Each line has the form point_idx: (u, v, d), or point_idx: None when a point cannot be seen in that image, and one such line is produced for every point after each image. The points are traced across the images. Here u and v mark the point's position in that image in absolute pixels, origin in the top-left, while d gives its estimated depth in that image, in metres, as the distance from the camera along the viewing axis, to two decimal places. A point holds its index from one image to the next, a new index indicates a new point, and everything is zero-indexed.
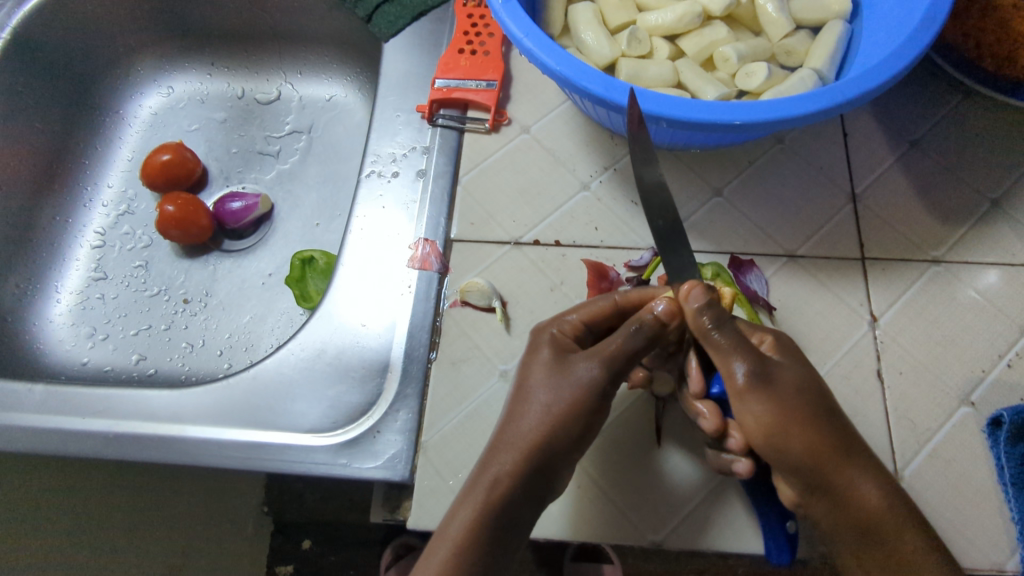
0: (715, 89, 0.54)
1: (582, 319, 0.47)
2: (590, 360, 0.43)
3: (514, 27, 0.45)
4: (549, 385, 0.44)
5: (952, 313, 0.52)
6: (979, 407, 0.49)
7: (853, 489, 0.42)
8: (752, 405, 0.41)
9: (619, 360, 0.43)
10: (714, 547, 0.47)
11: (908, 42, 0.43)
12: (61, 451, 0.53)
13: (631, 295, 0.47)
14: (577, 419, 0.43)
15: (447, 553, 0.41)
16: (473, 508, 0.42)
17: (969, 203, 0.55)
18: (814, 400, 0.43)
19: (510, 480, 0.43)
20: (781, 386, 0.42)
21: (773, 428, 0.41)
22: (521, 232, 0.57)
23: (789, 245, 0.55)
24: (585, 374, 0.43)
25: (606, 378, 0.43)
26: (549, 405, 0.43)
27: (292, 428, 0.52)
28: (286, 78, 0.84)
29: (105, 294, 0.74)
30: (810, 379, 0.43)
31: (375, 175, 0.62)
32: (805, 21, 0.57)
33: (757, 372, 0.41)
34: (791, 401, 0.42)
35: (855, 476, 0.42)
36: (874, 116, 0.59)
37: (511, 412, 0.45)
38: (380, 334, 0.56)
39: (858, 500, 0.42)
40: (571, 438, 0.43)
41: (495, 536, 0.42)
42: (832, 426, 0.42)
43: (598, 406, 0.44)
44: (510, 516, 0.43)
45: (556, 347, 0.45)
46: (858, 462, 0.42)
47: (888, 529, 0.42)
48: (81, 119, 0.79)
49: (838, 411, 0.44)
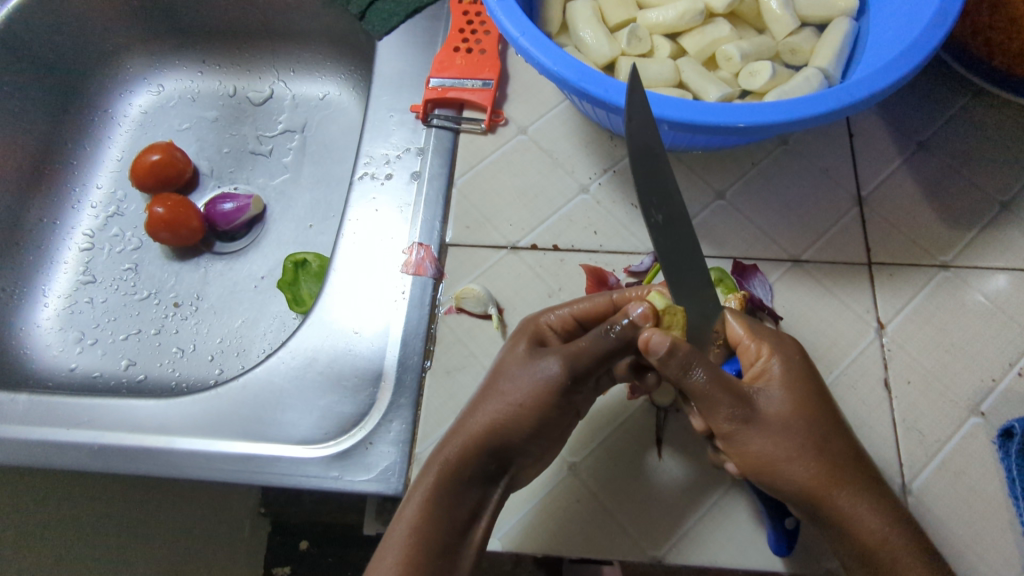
0: (718, 90, 0.52)
1: (572, 313, 0.47)
2: (557, 355, 0.43)
3: (510, 26, 0.44)
4: (517, 372, 0.44)
5: (962, 320, 0.50)
6: (989, 417, 0.47)
7: (855, 521, 0.40)
8: (742, 443, 0.40)
9: (584, 358, 0.42)
10: (709, 563, 0.45)
11: (923, 35, 0.42)
12: (46, 465, 0.51)
13: (628, 295, 0.47)
14: (535, 412, 0.42)
15: (404, 530, 0.40)
16: (426, 489, 0.42)
17: (978, 207, 0.54)
18: (811, 428, 0.41)
19: (458, 459, 0.43)
20: (767, 421, 0.41)
21: (763, 464, 0.40)
22: (517, 237, 0.56)
23: (795, 250, 0.53)
24: (548, 367, 0.43)
25: (567, 374, 0.42)
26: (513, 397, 0.43)
27: (283, 440, 0.51)
28: (278, 76, 0.82)
29: (93, 298, 0.72)
30: (807, 407, 0.41)
31: (368, 177, 0.60)
32: (811, 18, 0.55)
33: (736, 411, 0.40)
34: (782, 432, 0.40)
35: (858, 509, 0.40)
36: (880, 116, 0.58)
37: (477, 401, 0.45)
38: (373, 340, 0.54)
39: (859, 533, 0.40)
40: (522, 431, 0.42)
41: (448, 518, 0.41)
42: (832, 459, 0.41)
43: (561, 405, 0.43)
44: (464, 499, 0.42)
45: (539, 336, 0.46)
46: (861, 493, 0.40)
47: (892, 564, 0.39)
48: (68, 118, 0.77)
49: (844, 436, 0.42)
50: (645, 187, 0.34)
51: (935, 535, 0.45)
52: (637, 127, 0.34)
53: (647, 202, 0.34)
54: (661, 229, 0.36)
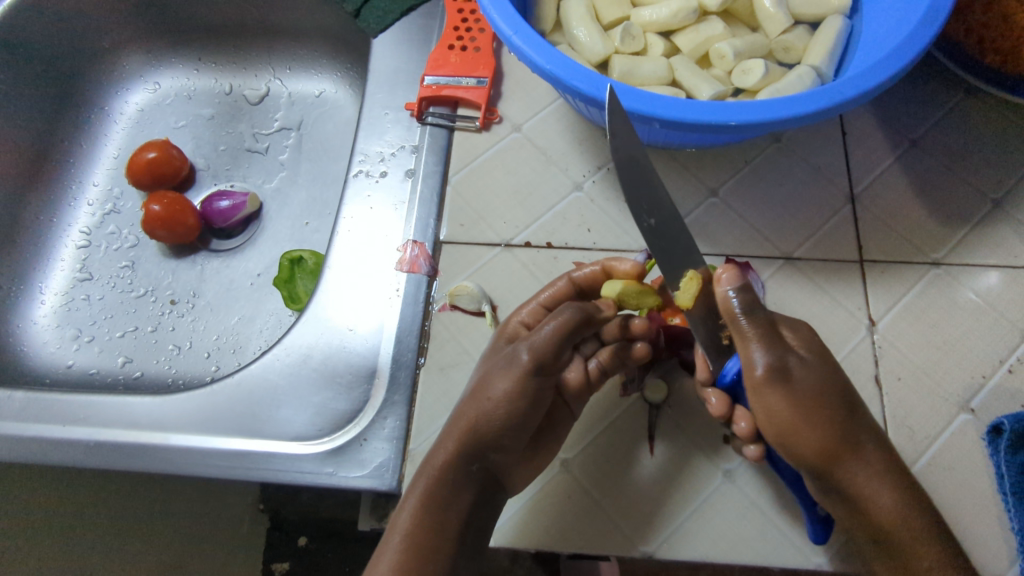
0: (711, 87, 0.52)
1: (541, 303, 0.48)
2: (525, 343, 0.44)
3: (503, 23, 0.44)
4: (493, 368, 0.45)
5: (952, 316, 0.51)
6: (979, 413, 0.48)
7: (870, 493, 0.41)
8: (771, 399, 0.41)
9: (548, 338, 0.44)
10: (700, 558, 0.46)
11: (911, 37, 0.42)
12: (42, 461, 0.51)
13: (585, 272, 0.48)
14: (509, 403, 0.43)
15: (396, 541, 0.40)
16: (417, 495, 0.42)
17: (971, 204, 0.54)
18: (836, 400, 0.42)
19: (444, 465, 0.43)
20: (799, 386, 0.41)
21: (789, 423, 0.41)
22: (512, 234, 0.56)
23: (787, 247, 0.54)
24: (517, 356, 0.44)
25: (534, 358, 0.44)
26: (490, 391, 0.44)
27: (277, 436, 0.51)
28: (275, 73, 0.82)
29: (90, 295, 0.72)
30: (836, 375, 0.43)
31: (363, 175, 0.60)
32: (803, 17, 0.55)
33: (777, 365, 0.41)
34: (811, 399, 0.41)
35: (875, 483, 0.41)
36: (873, 113, 0.58)
37: (463, 403, 0.45)
38: (367, 337, 0.54)
39: (876, 507, 0.41)
40: (503, 423, 0.43)
41: (440, 519, 0.41)
42: (853, 431, 0.42)
43: (536, 391, 0.44)
44: (455, 502, 0.42)
45: (512, 335, 0.48)
46: (879, 465, 0.41)
47: (903, 539, 0.40)
48: (64, 116, 0.77)
49: (864, 413, 0.43)
50: (635, 197, 0.37)
51: None
52: (622, 142, 0.37)
53: (637, 209, 0.37)
54: (653, 232, 0.39)
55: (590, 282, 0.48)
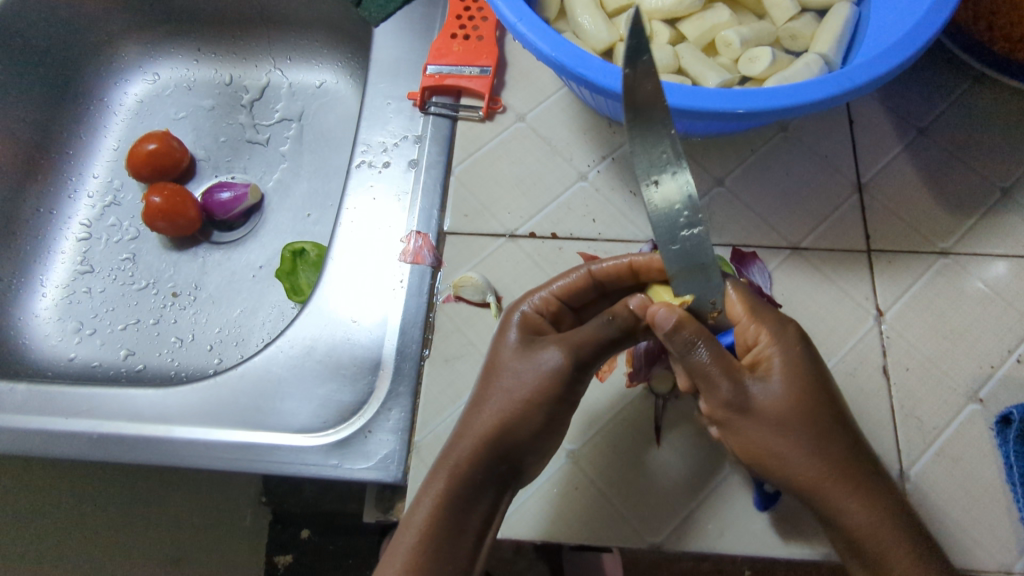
0: (717, 75, 0.51)
1: (555, 294, 0.47)
2: (558, 345, 0.43)
3: (508, 11, 0.43)
4: (518, 367, 0.44)
5: (960, 306, 0.50)
6: (988, 403, 0.48)
7: (844, 509, 0.39)
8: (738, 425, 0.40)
9: (587, 348, 0.42)
10: (712, 549, 0.46)
11: (919, 26, 0.41)
12: (46, 454, 0.51)
13: (607, 266, 0.46)
14: (540, 405, 0.43)
15: (409, 543, 0.40)
16: (434, 495, 0.41)
17: (980, 193, 0.54)
18: (807, 417, 0.40)
19: (466, 463, 0.42)
20: (762, 406, 0.40)
21: (750, 448, 0.40)
22: (516, 225, 0.56)
23: (794, 237, 0.53)
24: (550, 358, 0.43)
25: (569, 362, 0.42)
26: (515, 391, 0.43)
27: (282, 428, 0.51)
28: (275, 64, 0.82)
29: (91, 288, 0.72)
30: (810, 388, 0.41)
31: (365, 165, 0.59)
32: (810, 4, 0.54)
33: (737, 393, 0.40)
34: (776, 421, 0.40)
35: (850, 500, 0.39)
36: (881, 102, 0.57)
37: (479, 399, 0.45)
38: (371, 329, 0.54)
39: (850, 522, 0.39)
40: (529, 423, 0.43)
41: (460, 523, 0.41)
42: (826, 444, 0.40)
43: (566, 393, 0.43)
44: (477, 501, 0.42)
45: (529, 327, 0.46)
46: (846, 482, 0.40)
47: (881, 555, 0.39)
48: (63, 107, 0.76)
49: (846, 420, 0.41)
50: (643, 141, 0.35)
51: (934, 519, 0.45)
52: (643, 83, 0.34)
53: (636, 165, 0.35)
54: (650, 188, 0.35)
55: (610, 275, 0.47)
